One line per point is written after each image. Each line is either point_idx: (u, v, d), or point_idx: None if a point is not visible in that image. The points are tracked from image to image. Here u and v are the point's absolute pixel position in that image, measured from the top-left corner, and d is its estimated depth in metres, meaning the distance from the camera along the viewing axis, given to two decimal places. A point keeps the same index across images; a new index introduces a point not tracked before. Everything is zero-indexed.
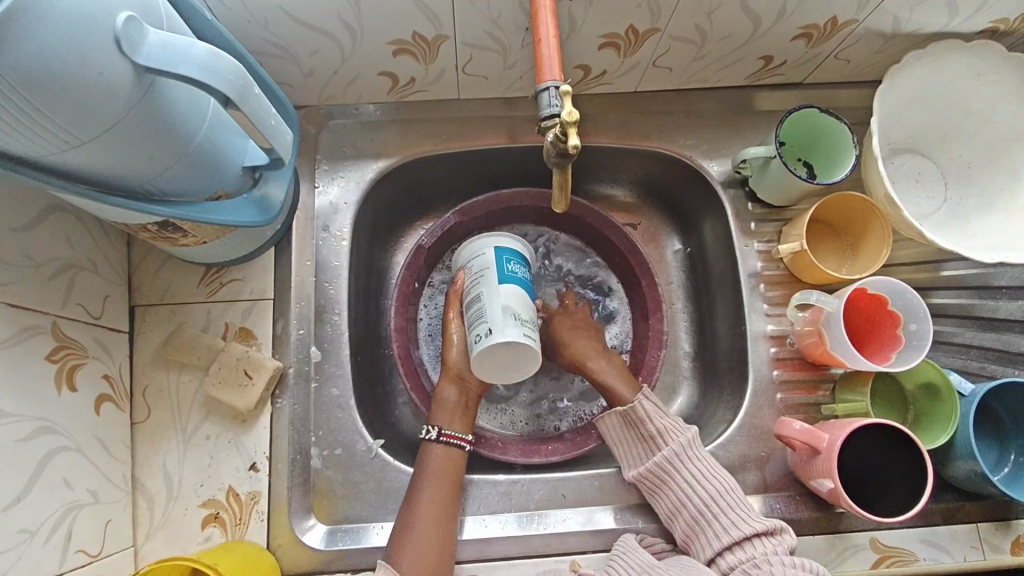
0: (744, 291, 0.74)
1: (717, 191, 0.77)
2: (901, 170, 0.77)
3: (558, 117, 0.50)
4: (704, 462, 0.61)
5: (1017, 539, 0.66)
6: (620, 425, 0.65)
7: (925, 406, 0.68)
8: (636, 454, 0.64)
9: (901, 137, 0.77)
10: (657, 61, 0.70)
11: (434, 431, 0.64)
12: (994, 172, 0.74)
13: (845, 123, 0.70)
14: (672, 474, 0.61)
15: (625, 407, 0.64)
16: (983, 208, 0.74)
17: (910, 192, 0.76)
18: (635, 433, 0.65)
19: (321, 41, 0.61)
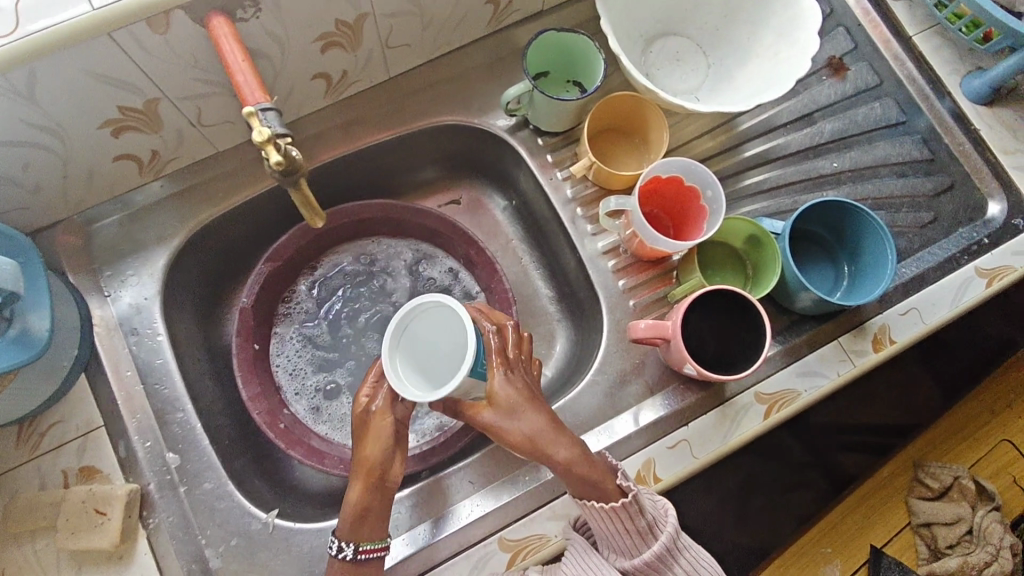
0: (566, 222, 0.75)
1: (507, 139, 0.77)
2: (661, 54, 0.80)
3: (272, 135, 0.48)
4: (694, 551, 0.57)
5: (876, 338, 0.71)
6: (607, 519, 0.56)
7: (757, 256, 0.72)
8: (621, 546, 0.57)
9: (648, 25, 0.79)
10: (389, 42, 0.69)
11: (349, 550, 0.56)
12: (739, 26, 0.78)
13: (583, 34, 0.72)
14: (666, 567, 0.56)
15: (615, 504, 0.55)
16: (742, 61, 0.78)
17: (676, 72, 0.79)
18: (622, 527, 0.56)
19: (29, 151, 0.57)
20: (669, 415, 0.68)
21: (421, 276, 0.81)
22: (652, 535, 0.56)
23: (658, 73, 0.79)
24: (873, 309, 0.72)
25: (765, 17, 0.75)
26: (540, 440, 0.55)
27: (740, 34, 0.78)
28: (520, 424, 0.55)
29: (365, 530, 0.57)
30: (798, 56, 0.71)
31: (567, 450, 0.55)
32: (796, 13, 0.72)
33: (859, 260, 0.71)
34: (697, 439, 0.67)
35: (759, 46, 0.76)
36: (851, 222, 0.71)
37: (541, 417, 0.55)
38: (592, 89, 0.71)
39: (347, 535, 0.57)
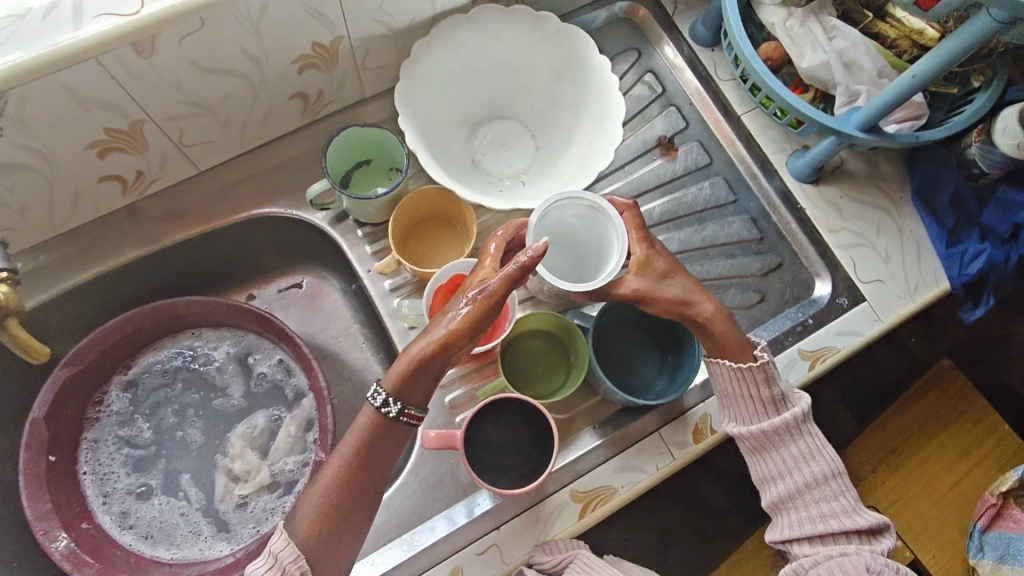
0: (384, 315, 0.73)
1: (327, 231, 0.76)
2: (488, 138, 0.78)
3: None
4: (819, 440, 0.62)
5: (696, 428, 0.70)
6: (738, 381, 0.63)
7: (574, 349, 0.71)
8: (747, 412, 0.64)
9: (474, 111, 0.78)
10: (185, 139, 0.68)
11: (395, 407, 0.56)
12: (562, 111, 0.77)
13: (381, 128, 0.71)
14: (778, 445, 0.62)
15: (747, 365, 0.62)
16: (564, 146, 0.77)
17: (504, 158, 0.77)
18: (751, 389, 0.63)
19: None
20: (482, 518, 0.66)
21: (249, 367, 0.78)
22: (785, 408, 0.63)
23: (485, 159, 0.77)
24: (694, 397, 0.72)
25: (579, 104, 0.75)
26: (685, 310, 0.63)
27: (564, 119, 0.77)
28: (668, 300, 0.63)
29: (413, 394, 0.57)
30: (607, 145, 0.71)
31: (704, 310, 0.63)
32: (605, 102, 0.72)
33: (679, 351, 0.71)
34: (508, 544, 0.65)
35: (578, 132, 0.75)
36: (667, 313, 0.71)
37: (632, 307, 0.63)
38: (398, 184, 0.70)
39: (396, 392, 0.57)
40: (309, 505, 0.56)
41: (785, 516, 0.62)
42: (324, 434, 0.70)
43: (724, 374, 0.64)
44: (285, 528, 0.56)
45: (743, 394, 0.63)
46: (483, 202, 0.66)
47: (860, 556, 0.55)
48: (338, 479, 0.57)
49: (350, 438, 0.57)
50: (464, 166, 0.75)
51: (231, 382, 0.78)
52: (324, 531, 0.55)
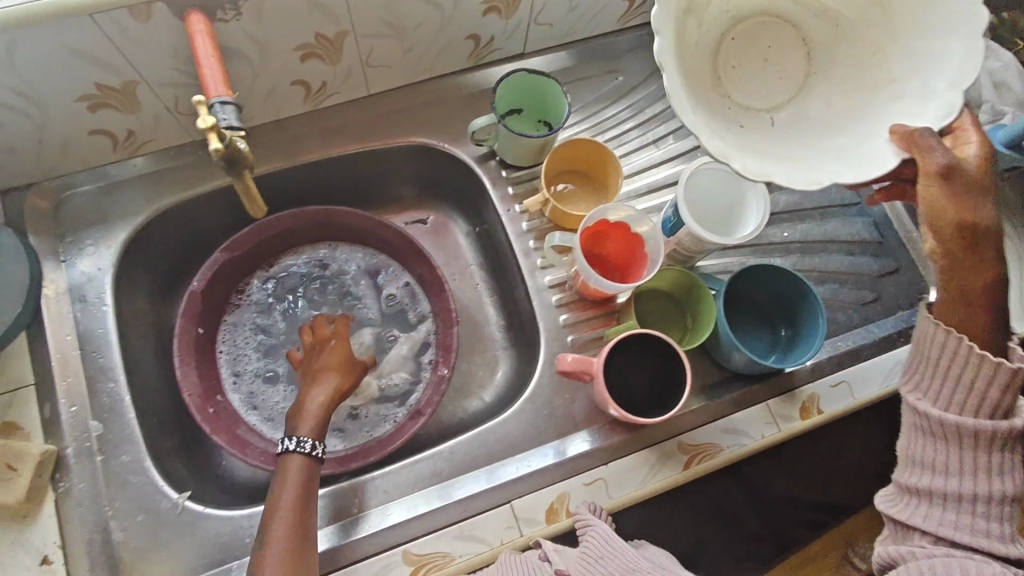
0: (518, 252, 0.77)
1: (474, 168, 0.80)
2: (748, 51, 0.58)
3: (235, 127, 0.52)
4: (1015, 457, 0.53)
5: (804, 405, 0.73)
6: (961, 364, 0.52)
7: (695, 309, 0.74)
8: (945, 396, 0.54)
9: (755, 17, 0.59)
10: (369, 61, 0.72)
11: (316, 447, 0.62)
12: (863, 30, 0.55)
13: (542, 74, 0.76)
14: (966, 445, 0.53)
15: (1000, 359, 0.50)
16: (847, 84, 0.55)
17: (756, 89, 0.57)
18: (971, 380, 0.52)
19: (5, 113, 0.60)
20: (591, 452, 0.69)
21: (376, 284, 0.83)
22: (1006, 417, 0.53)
23: (739, 92, 0.56)
24: (803, 378, 0.74)
25: (899, 48, 0.52)
26: (964, 208, 0.49)
27: (863, 69, 0.55)
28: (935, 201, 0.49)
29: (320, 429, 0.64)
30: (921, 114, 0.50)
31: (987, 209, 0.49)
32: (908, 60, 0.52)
33: (796, 329, 0.73)
34: (613, 480, 0.68)
35: (872, 73, 0.54)
36: (793, 287, 0.72)
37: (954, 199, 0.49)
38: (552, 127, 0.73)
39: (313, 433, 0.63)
40: (275, 551, 0.55)
41: (920, 504, 0.55)
42: (448, 350, 0.74)
43: (927, 326, 0.54)
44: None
45: (946, 351, 0.53)
46: (732, 165, 0.47)
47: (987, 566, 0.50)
48: (291, 525, 0.57)
49: (285, 488, 0.59)
50: (703, 79, 0.55)
51: (359, 294, 0.83)
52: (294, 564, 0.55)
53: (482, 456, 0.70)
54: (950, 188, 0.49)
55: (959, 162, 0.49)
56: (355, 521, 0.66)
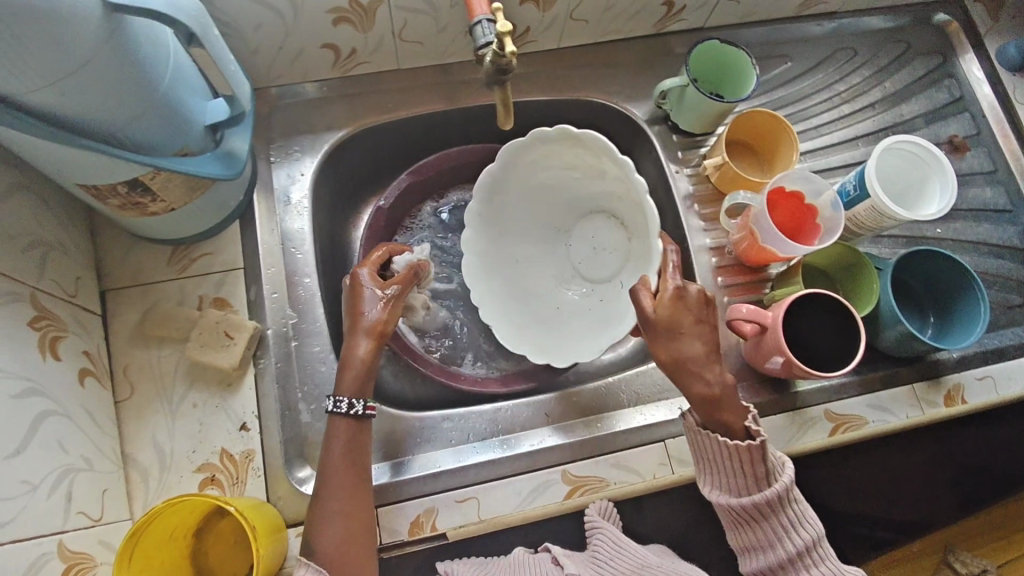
0: (681, 213, 0.80)
1: (644, 129, 0.83)
2: (584, 243, 0.77)
3: (492, 43, 0.53)
4: (801, 509, 0.59)
5: (948, 393, 0.75)
6: (721, 451, 0.59)
7: (851, 286, 0.76)
8: (732, 482, 0.59)
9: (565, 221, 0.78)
10: (574, 13, 0.76)
11: (359, 408, 0.60)
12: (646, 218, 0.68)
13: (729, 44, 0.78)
14: (768, 518, 0.58)
15: (740, 444, 0.57)
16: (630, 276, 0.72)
17: (599, 267, 0.76)
18: (736, 466, 0.58)
19: (264, 13, 0.64)
20: None
21: None
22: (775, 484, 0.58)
23: (585, 275, 0.77)
24: (949, 367, 0.76)
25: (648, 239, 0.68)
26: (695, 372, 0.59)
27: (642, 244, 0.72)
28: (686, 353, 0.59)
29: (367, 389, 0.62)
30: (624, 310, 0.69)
31: (720, 377, 0.59)
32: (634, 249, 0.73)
33: (948, 316, 0.74)
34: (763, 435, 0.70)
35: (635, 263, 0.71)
36: (952, 276, 0.73)
37: (673, 358, 0.60)
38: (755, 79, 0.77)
39: (351, 392, 0.60)
40: (330, 515, 0.56)
41: None
42: None
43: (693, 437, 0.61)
44: (319, 535, 0.55)
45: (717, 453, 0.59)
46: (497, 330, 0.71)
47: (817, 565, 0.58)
48: (343, 482, 0.58)
49: (334, 446, 0.59)
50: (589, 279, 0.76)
51: None
52: (354, 518, 0.57)
53: (637, 398, 0.73)
54: (652, 336, 0.60)
55: (660, 318, 0.59)
56: (515, 437, 0.69)
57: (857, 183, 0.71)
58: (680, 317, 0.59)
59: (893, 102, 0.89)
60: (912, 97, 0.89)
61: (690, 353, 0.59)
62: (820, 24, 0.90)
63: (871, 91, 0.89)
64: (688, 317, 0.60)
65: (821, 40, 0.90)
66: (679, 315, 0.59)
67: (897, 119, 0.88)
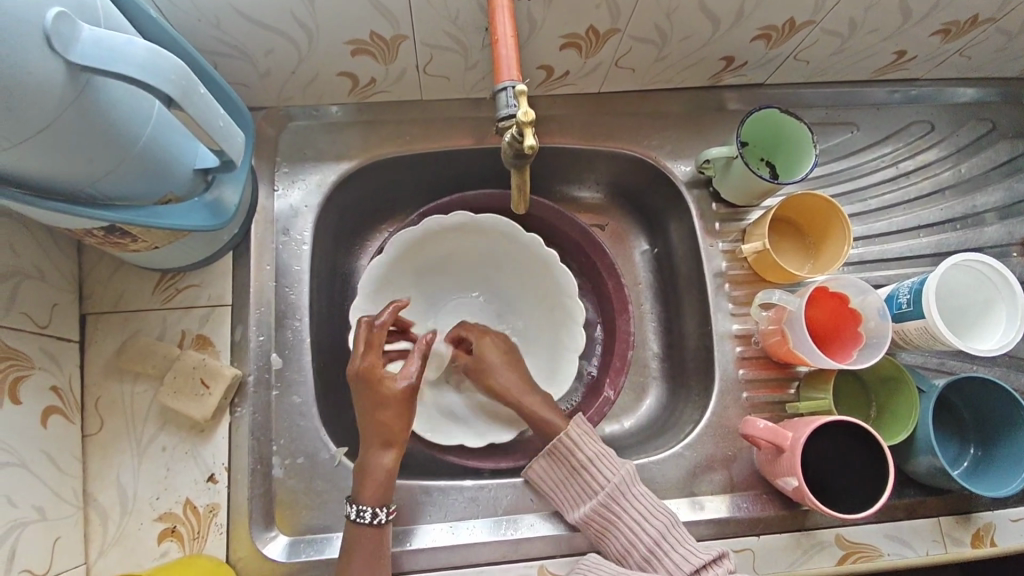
0: (709, 291, 0.73)
1: (681, 191, 0.76)
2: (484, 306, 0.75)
3: (515, 118, 0.47)
4: (644, 496, 0.61)
5: (978, 532, 0.68)
6: (551, 463, 0.63)
7: (886, 400, 0.68)
8: (570, 492, 0.62)
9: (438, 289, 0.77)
10: (620, 61, 0.69)
11: (383, 516, 0.57)
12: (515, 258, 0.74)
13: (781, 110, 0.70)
14: (617, 511, 0.60)
15: (553, 443, 0.62)
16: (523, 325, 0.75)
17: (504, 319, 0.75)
18: (567, 467, 0.62)
19: (274, 39, 0.58)
20: (742, 519, 0.66)
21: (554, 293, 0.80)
22: (601, 474, 0.61)
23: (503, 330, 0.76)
24: (981, 503, 0.69)
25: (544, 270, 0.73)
26: (511, 390, 0.67)
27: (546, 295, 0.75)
28: (505, 376, 0.67)
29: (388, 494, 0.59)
30: (557, 371, 0.73)
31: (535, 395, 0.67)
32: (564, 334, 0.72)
33: (992, 452, 0.66)
34: (763, 554, 0.65)
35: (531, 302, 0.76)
36: (1005, 410, 0.65)
37: (503, 373, 0.68)
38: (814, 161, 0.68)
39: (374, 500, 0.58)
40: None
41: None
42: (617, 374, 0.71)
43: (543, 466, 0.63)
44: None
45: (563, 472, 0.63)
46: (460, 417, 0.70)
47: (679, 550, 0.57)
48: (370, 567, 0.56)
49: (359, 548, 0.56)
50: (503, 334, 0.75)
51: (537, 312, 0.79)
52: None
53: None
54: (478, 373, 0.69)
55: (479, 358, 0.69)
56: (495, 522, 0.64)
57: (911, 297, 0.63)
58: (490, 355, 0.69)
59: (966, 190, 0.79)
60: (988, 186, 0.79)
61: (511, 382, 0.67)
62: (897, 91, 0.80)
63: (944, 174, 0.79)
64: (495, 356, 0.69)
65: (896, 109, 0.80)
66: (489, 355, 0.69)
67: (968, 210, 0.78)
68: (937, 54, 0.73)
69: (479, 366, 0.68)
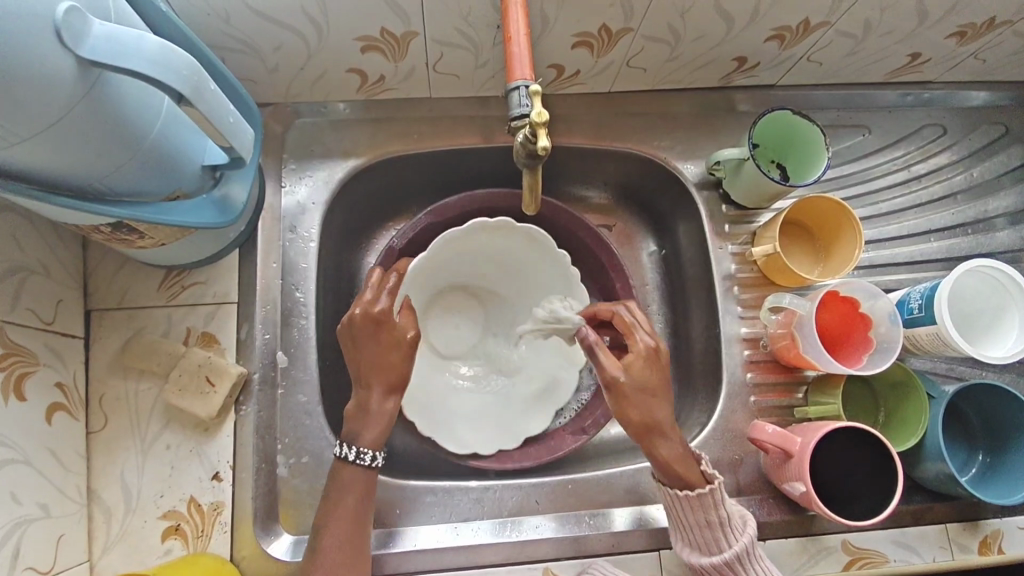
0: (718, 293, 0.73)
1: (691, 192, 0.75)
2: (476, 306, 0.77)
3: (529, 117, 0.46)
4: (766, 565, 0.57)
5: (985, 540, 0.67)
6: (686, 510, 0.57)
7: (895, 406, 0.68)
8: (690, 538, 0.59)
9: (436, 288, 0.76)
10: (631, 61, 0.68)
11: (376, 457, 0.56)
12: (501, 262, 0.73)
13: (795, 111, 0.69)
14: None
15: (696, 492, 0.56)
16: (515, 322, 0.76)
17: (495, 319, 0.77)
18: (699, 518, 0.57)
19: (284, 35, 0.58)
20: None
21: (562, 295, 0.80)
22: (733, 536, 0.57)
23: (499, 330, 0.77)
24: (989, 510, 0.68)
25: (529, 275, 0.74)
26: (653, 429, 0.57)
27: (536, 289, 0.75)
28: (654, 411, 0.57)
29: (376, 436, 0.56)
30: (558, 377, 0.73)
31: (677, 444, 0.58)
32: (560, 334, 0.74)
33: (1001, 459, 0.65)
34: (769, 559, 0.64)
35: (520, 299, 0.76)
36: (1014, 417, 0.64)
37: (653, 406, 0.58)
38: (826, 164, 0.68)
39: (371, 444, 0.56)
40: (333, 558, 0.53)
41: None
42: None
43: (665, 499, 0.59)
44: None
45: (701, 520, 0.57)
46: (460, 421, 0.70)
47: None
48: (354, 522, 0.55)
49: (344, 495, 0.56)
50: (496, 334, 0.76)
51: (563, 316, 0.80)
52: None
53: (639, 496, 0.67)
54: (620, 395, 0.57)
55: (634, 370, 0.58)
56: (500, 524, 0.64)
57: (923, 303, 0.63)
58: (633, 388, 0.57)
59: (977, 195, 0.78)
60: (1000, 191, 0.79)
61: (661, 415, 0.57)
62: (910, 94, 0.79)
63: (955, 178, 0.79)
64: (644, 391, 0.57)
65: (908, 112, 0.79)
66: (637, 397, 0.57)
67: (979, 215, 0.78)
68: (952, 56, 0.72)
69: (626, 390, 0.57)
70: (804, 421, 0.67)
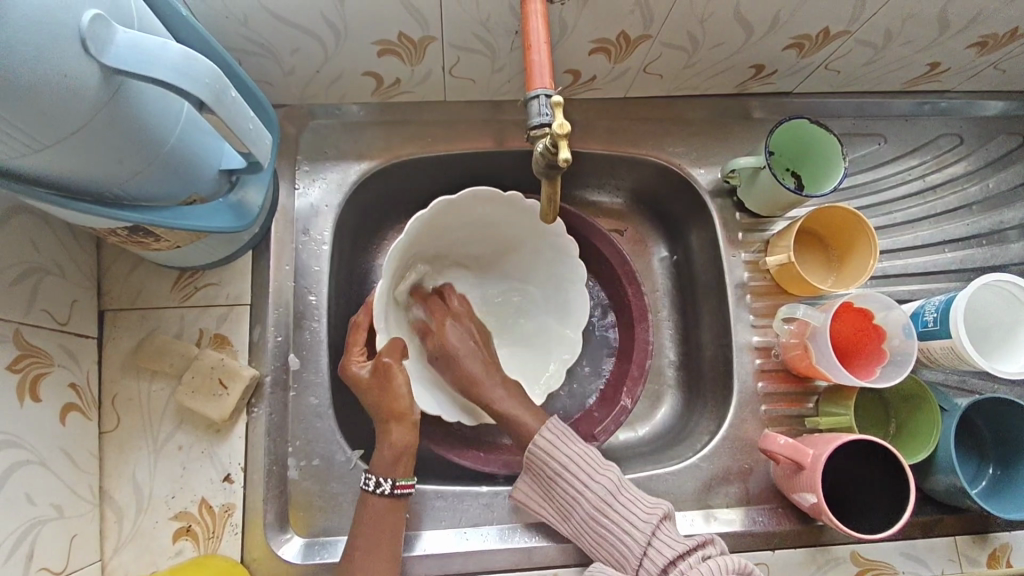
0: (730, 302, 0.72)
1: (704, 199, 0.75)
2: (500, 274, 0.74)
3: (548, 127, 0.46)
4: (634, 499, 0.57)
5: (993, 553, 0.67)
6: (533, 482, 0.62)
7: (908, 418, 0.67)
8: (558, 505, 0.60)
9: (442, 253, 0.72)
10: (648, 67, 0.67)
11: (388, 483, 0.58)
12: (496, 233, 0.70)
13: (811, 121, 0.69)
14: (607, 514, 0.57)
15: (527, 451, 0.60)
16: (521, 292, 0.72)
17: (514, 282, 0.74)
18: (548, 483, 0.60)
19: (302, 38, 0.57)
20: (758, 534, 0.66)
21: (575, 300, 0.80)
22: (586, 483, 0.58)
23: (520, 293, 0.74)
24: (998, 523, 0.68)
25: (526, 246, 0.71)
26: (480, 386, 0.63)
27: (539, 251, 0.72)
28: (464, 351, 0.65)
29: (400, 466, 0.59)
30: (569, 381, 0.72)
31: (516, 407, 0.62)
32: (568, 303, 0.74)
33: (1011, 473, 0.65)
34: (778, 568, 0.65)
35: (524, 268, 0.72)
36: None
37: (467, 349, 0.66)
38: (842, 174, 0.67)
39: (383, 471, 0.59)
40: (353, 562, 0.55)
41: None
42: (635, 383, 0.71)
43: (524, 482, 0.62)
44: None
45: (547, 480, 0.60)
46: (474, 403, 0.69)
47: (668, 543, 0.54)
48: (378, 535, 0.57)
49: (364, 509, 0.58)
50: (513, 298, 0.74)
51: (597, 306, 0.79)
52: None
53: None
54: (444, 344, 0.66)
55: (441, 331, 0.67)
56: (509, 530, 0.64)
57: (938, 316, 0.63)
58: (455, 341, 0.66)
59: (993, 206, 0.78)
60: (1016, 202, 0.78)
61: (472, 370, 0.64)
62: (926, 102, 0.79)
63: (971, 189, 0.78)
64: (459, 333, 0.67)
65: (924, 121, 0.79)
66: (455, 334, 0.67)
67: (994, 226, 0.77)
68: (970, 66, 0.72)
69: (445, 351, 0.66)
70: (816, 432, 0.67)
